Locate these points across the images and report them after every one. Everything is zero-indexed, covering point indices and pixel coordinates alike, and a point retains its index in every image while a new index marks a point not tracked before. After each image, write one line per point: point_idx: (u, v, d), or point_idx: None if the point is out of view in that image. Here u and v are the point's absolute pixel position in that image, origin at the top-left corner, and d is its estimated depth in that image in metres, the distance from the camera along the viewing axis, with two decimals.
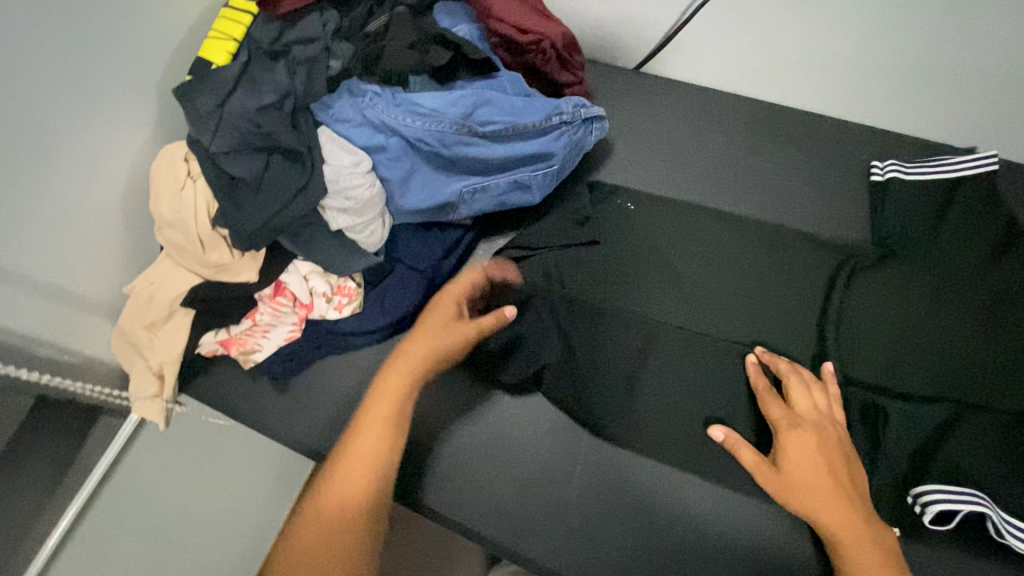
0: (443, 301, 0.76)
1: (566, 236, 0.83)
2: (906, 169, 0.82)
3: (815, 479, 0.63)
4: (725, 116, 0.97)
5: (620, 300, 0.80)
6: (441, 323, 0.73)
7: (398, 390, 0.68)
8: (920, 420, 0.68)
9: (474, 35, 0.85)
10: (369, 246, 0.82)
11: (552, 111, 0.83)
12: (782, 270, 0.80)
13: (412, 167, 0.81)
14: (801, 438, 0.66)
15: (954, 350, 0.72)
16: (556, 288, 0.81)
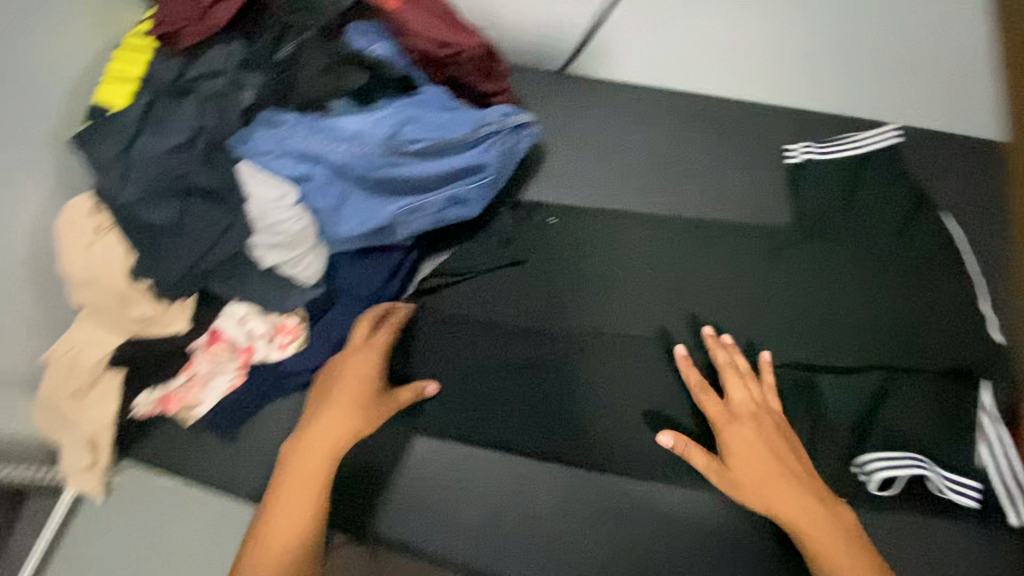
0: (352, 365, 0.74)
1: (501, 258, 0.85)
2: (820, 152, 0.85)
3: (760, 468, 0.67)
4: (650, 110, 0.96)
5: (558, 320, 0.81)
6: (354, 393, 0.72)
7: (318, 467, 0.68)
8: (851, 388, 0.73)
9: (392, 53, 0.82)
10: (308, 279, 0.79)
11: (479, 122, 0.82)
12: (712, 261, 0.83)
13: (342, 193, 0.78)
14: (741, 433, 0.69)
15: (881, 316, 0.76)
16: (498, 310, 0.82)
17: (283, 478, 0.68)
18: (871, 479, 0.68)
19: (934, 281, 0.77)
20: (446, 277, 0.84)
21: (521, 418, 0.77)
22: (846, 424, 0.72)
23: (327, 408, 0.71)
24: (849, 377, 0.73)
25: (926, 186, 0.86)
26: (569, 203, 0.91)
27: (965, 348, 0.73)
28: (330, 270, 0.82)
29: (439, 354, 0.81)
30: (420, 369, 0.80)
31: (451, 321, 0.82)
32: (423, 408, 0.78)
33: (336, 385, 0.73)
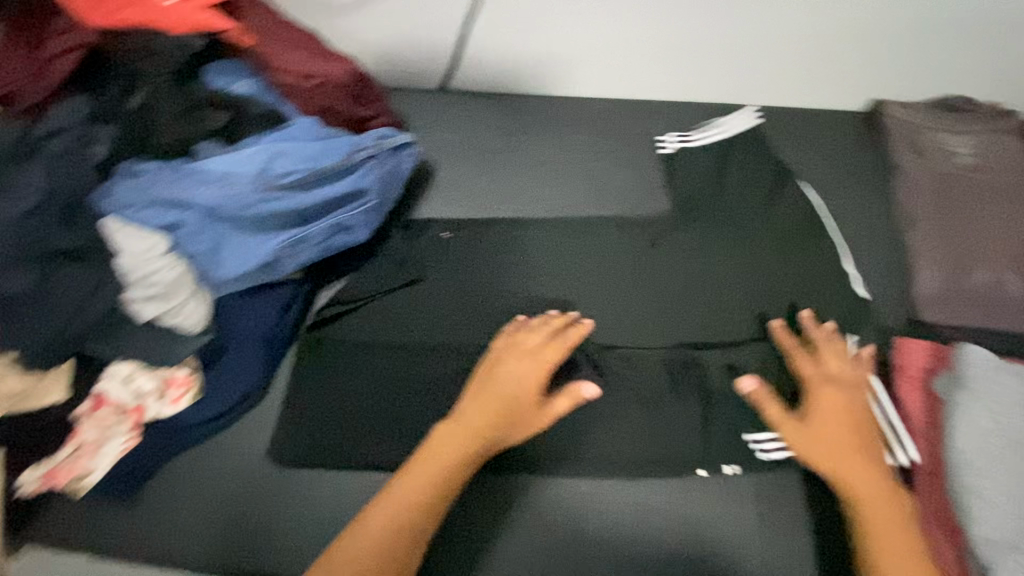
0: (524, 354, 0.74)
1: (394, 278, 0.85)
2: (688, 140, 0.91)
3: (839, 436, 0.67)
4: (529, 120, 0.98)
5: (454, 333, 0.82)
6: (518, 387, 0.72)
7: (449, 462, 0.68)
8: (728, 364, 0.76)
9: (257, 89, 0.82)
10: (192, 327, 0.76)
11: (353, 148, 0.82)
12: (601, 257, 0.85)
13: (218, 235, 0.76)
14: (827, 393, 0.70)
15: (757, 289, 0.80)
16: (396, 332, 0.82)
17: (416, 462, 0.68)
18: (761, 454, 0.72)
19: (804, 249, 0.81)
20: (337, 306, 0.83)
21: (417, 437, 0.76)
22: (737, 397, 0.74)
23: (479, 396, 0.72)
24: (732, 349, 0.77)
25: (786, 162, 0.91)
26: (466, 217, 0.91)
27: (835, 308, 0.78)
28: (218, 317, 0.79)
29: (332, 381, 0.79)
30: (322, 404, 0.78)
31: (350, 349, 0.81)
32: (313, 438, 0.76)
33: (492, 372, 0.73)
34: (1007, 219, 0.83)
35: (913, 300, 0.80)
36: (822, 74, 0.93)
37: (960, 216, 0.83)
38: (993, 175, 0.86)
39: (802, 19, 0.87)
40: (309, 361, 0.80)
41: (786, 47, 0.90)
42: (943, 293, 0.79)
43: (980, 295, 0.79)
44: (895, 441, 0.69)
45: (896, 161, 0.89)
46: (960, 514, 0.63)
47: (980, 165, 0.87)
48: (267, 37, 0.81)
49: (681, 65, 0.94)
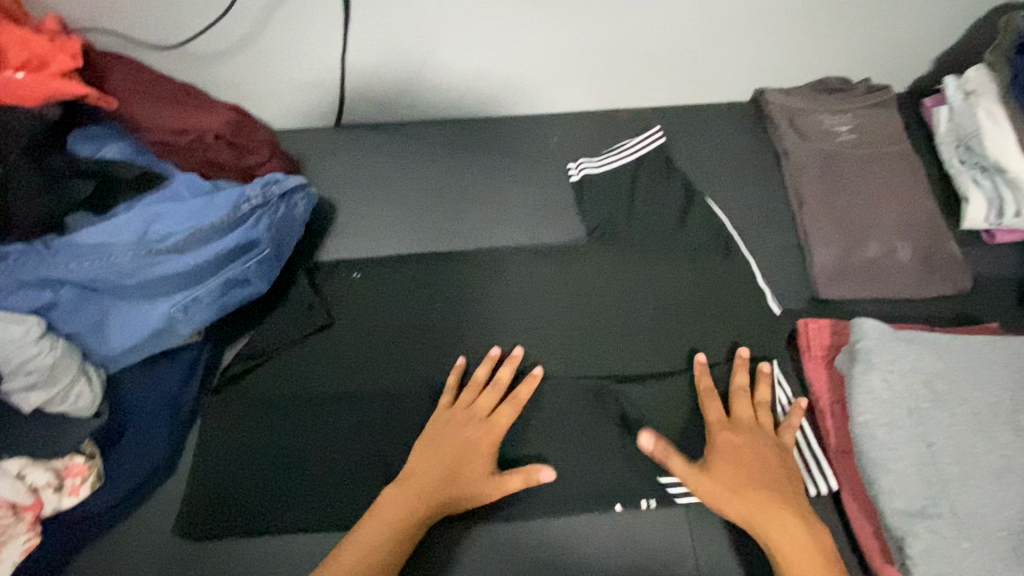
0: (468, 418, 0.72)
1: (300, 328, 0.81)
2: (595, 167, 0.90)
3: (742, 477, 0.64)
4: (428, 147, 0.98)
5: (368, 378, 0.79)
6: (463, 450, 0.69)
7: (430, 483, 0.67)
8: (643, 394, 0.75)
9: (129, 152, 0.79)
10: (84, 411, 0.71)
11: (238, 200, 0.78)
12: (509, 283, 0.84)
13: (99, 308, 0.73)
14: (739, 447, 0.67)
15: (663, 293, 0.81)
16: (308, 386, 0.78)
17: (352, 540, 0.63)
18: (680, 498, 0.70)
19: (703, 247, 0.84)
20: (243, 364, 0.80)
21: (338, 487, 0.73)
22: (658, 428, 0.73)
23: (423, 462, 0.69)
24: (642, 361, 0.77)
25: (679, 161, 0.94)
26: (372, 255, 0.89)
27: (740, 300, 0.80)
28: (112, 393, 0.75)
29: (244, 446, 0.75)
30: (237, 475, 0.74)
31: (260, 409, 0.77)
32: (224, 512, 0.72)
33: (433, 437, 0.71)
34: (891, 190, 0.86)
35: (812, 279, 0.83)
36: (709, 71, 0.94)
37: (846, 194, 0.86)
38: (874, 150, 0.90)
39: (686, 23, 0.87)
40: (217, 426, 0.76)
41: (668, 49, 0.90)
42: (840, 269, 0.82)
43: (873, 267, 0.81)
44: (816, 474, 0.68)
45: (783, 147, 0.92)
46: (874, 489, 0.64)
47: (860, 142, 0.90)
48: (134, 96, 0.79)
49: (570, 76, 0.94)
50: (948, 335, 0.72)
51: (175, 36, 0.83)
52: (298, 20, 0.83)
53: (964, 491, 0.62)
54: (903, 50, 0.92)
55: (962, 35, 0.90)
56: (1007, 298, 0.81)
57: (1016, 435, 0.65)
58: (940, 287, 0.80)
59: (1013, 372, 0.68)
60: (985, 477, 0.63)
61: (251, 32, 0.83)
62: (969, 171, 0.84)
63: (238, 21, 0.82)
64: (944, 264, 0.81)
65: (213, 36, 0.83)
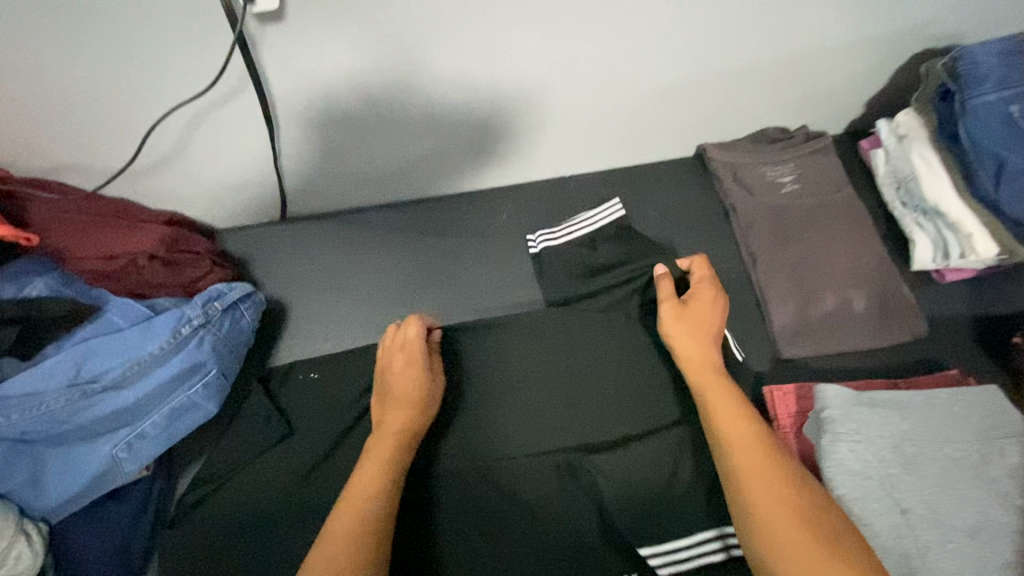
0: (409, 336, 0.76)
1: (258, 438, 0.78)
2: (553, 237, 0.90)
3: (697, 340, 0.70)
4: (377, 234, 0.96)
5: (331, 486, 0.74)
6: (418, 366, 0.73)
7: (409, 412, 0.70)
8: (618, 465, 0.71)
9: (56, 286, 0.73)
10: (27, 571, 0.65)
11: (177, 323, 0.74)
12: (468, 359, 0.81)
13: (35, 460, 0.69)
14: (696, 310, 0.73)
15: (620, 353, 0.80)
16: (268, 499, 0.74)
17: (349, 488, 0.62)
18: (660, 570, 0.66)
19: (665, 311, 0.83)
20: (199, 488, 0.75)
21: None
22: (636, 497, 0.69)
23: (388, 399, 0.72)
24: (610, 427, 0.76)
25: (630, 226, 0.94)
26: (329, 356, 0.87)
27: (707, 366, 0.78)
28: (57, 547, 0.71)
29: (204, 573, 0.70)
30: None
31: (217, 531, 0.72)
32: None
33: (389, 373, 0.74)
34: (839, 237, 0.87)
35: (773, 338, 0.83)
36: (652, 133, 0.94)
37: (796, 246, 0.87)
38: (818, 198, 0.91)
39: (622, 94, 0.87)
40: (175, 553, 0.71)
41: (609, 118, 0.91)
42: (798, 326, 0.82)
43: (830, 321, 0.82)
44: None
45: (731, 202, 0.92)
46: None
47: (805, 191, 0.91)
48: (57, 225, 0.74)
49: (515, 149, 0.93)
50: (909, 392, 0.72)
51: (101, 156, 0.80)
52: (228, 131, 0.80)
53: (940, 557, 0.62)
54: (836, 98, 0.94)
55: (889, 82, 0.92)
56: (964, 337, 0.82)
57: (987, 491, 0.65)
58: (899, 334, 0.81)
59: (975, 426, 0.69)
60: (960, 539, 0.63)
61: (180, 146, 0.81)
62: (911, 214, 0.85)
63: (163, 138, 0.79)
64: (900, 310, 0.82)
65: (141, 154, 0.80)
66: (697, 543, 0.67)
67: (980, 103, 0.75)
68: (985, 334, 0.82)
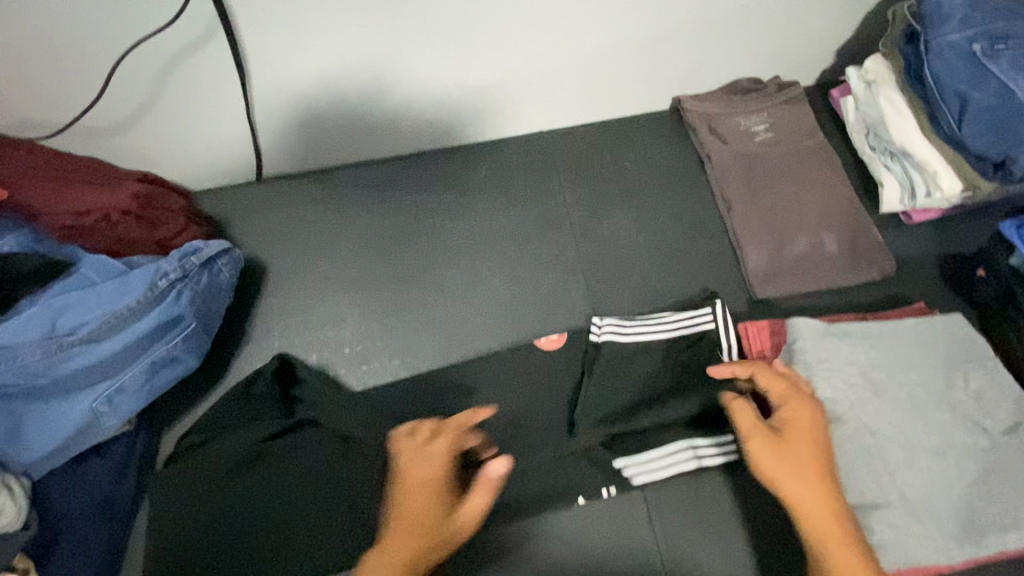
0: (430, 444, 0.60)
1: (259, 405, 0.77)
2: (622, 328, 0.76)
3: (799, 480, 0.56)
4: (356, 193, 0.95)
5: (329, 431, 0.75)
6: (430, 485, 0.57)
7: (410, 531, 0.54)
8: (594, 405, 0.73)
9: (29, 240, 0.72)
10: (10, 524, 0.64)
11: (154, 276, 0.73)
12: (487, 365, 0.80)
13: (14, 414, 0.68)
14: (801, 440, 0.58)
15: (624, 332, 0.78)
16: (262, 445, 0.74)
17: None
18: (631, 477, 0.70)
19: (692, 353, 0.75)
20: (198, 434, 0.75)
21: (308, 549, 0.69)
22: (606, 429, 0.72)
23: (399, 520, 0.55)
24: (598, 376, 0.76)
25: (605, 180, 0.95)
26: (311, 313, 0.87)
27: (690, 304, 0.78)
28: (39, 503, 0.70)
29: (196, 503, 0.71)
30: (192, 531, 0.70)
31: (207, 469, 0.73)
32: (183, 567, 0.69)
33: (406, 485, 0.57)
34: (811, 184, 0.89)
35: (748, 281, 0.85)
36: (627, 86, 0.94)
37: (769, 192, 0.89)
38: (791, 145, 0.92)
39: (594, 48, 0.87)
40: (167, 498, 0.72)
41: (583, 70, 0.90)
42: (772, 269, 0.84)
43: (802, 263, 0.84)
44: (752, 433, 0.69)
45: (706, 152, 0.94)
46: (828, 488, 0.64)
47: (778, 140, 0.93)
48: (24, 180, 0.73)
49: (491, 103, 0.92)
50: (877, 323, 0.74)
51: (62, 111, 0.78)
52: (198, 83, 0.79)
53: (909, 475, 0.65)
54: (807, 48, 0.95)
55: (857, 31, 0.93)
56: (931, 276, 0.84)
57: (952, 413, 0.68)
58: (869, 273, 0.83)
59: (940, 353, 0.71)
60: (926, 458, 0.66)
61: (150, 99, 0.79)
62: (880, 157, 0.86)
63: (131, 88, 0.77)
64: (870, 251, 0.84)
65: (105, 107, 0.78)
66: (671, 452, 0.71)
67: (944, 43, 0.77)
68: (951, 272, 0.84)
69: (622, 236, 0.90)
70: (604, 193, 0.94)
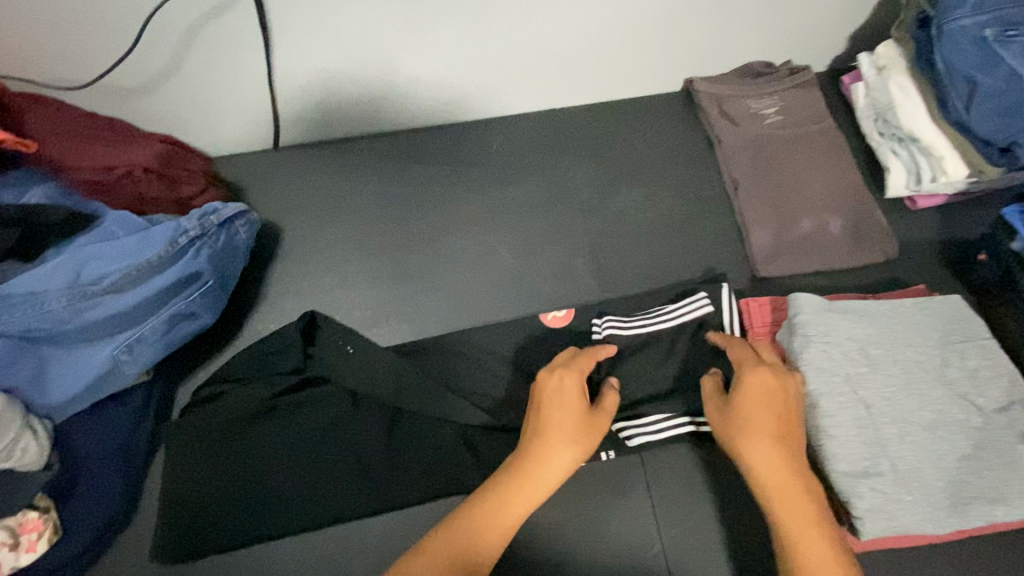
0: (581, 367, 0.66)
1: (277, 364, 0.78)
2: (624, 323, 0.76)
3: (756, 438, 0.59)
4: (369, 163, 0.97)
5: (348, 392, 0.77)
6: (579, 402, 0.62)
7: (565, 444, 0.59)
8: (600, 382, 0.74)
9: (55, 194, 0.75)
10: (32, 463, 0.68)
11: (174, 232, 0.76)
12: (494, 331, 0.82)
13: (39, 359, 0.71)
14: (753, 403, 0.61)
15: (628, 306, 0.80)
16: (279, 401, 0.76)
17: (449, 524, 0.56)
18: (631, 441, 0.72)
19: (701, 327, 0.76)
20: (216, 387, 0.78)
21: (322, 500, 0.72)
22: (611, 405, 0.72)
23: (556, 425, 0.60)
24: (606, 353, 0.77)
25: (614, 158, 0.97)
26: (323, 278, 0.90)
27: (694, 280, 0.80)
28: (60, 444, 0.73)
29: (213, 456, 0.74)
30: (208, 481, 0.73)
31: (228, 424, 0.75)
32: (202, 514, 0.72)
33: (553, 395, 0.63)
34: (819, 167, 0.90)
35: (752, 259, 0.86)
36: (641, 65, 0.96)
37: (776, 174, 0.90)
38: (800, 129, 0.93)
39: (611, 23, 0.88)
40: (186, 448, 0.74)
41: (595, 47, 0.91)
42: (776, 248, 0.85)
43: (805, 243, 0.85)
44: None
45: (715, 132, 0.95)
46: (818, 456, 0.66)
47: (787, 123, 0.94)
48: (54, 136, 0.76)
49: (506, 79, 0.94)
50: (877, 302, 0.75)
51: (91, 71, 0.80)
52: (222, 47, 0.81)
53: (901, 448, 0.66)
54: (820, 33, 0.96)
55: (870, 18, 0.94)
56: (933, 260, 0.85)
57: (947, 391, 0.69)
58: (871, 255, 0.84)
59: (937, 333, 0.73)
60: (918, 432, 0.67)
61: (173, 61, 0.81)
62: (887, 143, 0.87)
63: (156, 50, 0.80)
64: (873, 233, 0.85)
65: (132, 68, 0.81)
66: (670, 420, 0.72)
67: (955, 28, 0.77)
68: (953, 257, 0.85)
69: (630, 213, 0.92)
70: (613, 171, 0.96)
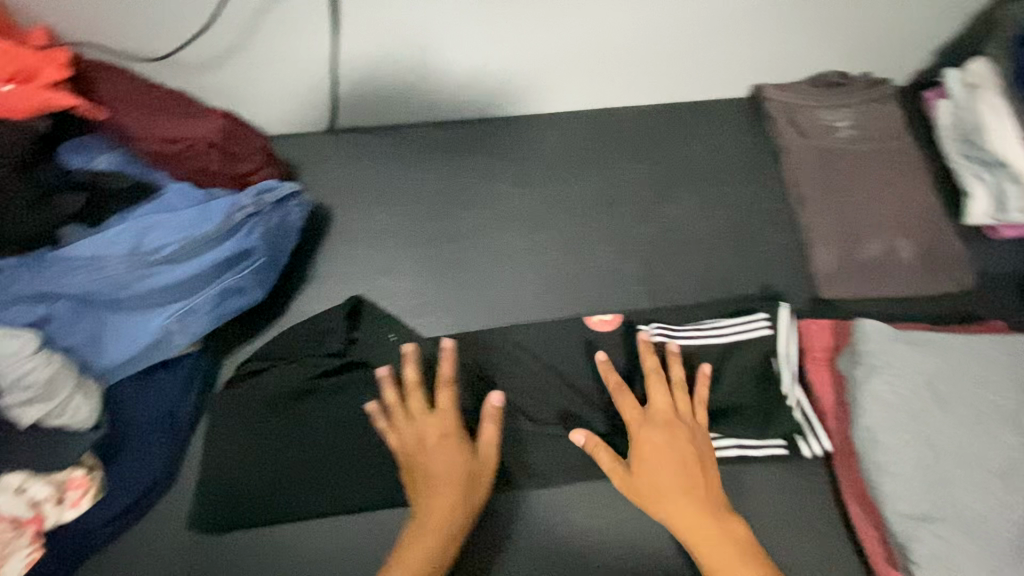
0: (445, 411, 0.70)
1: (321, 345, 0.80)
2: (673, 332, 0.74)
3: (666, 479, 0.61)
4: (420, 152, 0.96)
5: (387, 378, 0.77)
6: (458, 448, 0.67)
7: (454, 493, 0.64)
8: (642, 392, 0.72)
9: (120, 162, 0.78)
10: (84, 422, 0.70)
11: (232, 207, 0.77)
12: (538, 332, 0.80)
13: (96, 321, 0.73)
14: (654, 451, 0.62)
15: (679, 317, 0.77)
16: (320, 382, 0.77)
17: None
18: None
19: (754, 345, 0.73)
20: (260, 362, 0.79)
21: (358, 484, 0.72)
22: None
23: (444, 480, 0.65)
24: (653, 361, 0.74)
25: (672, 164, 0.93)
26: (368, 264, 0.90)
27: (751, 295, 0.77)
28: (111, 405, 0.75)
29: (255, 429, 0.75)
30: (247, 454, 0.73)
31: (269, 399, 0.76)
32: (240, 486, 0.72)
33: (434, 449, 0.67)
34: (894, 187, 0.85)
35: (813, 279, 0.82)
36: (708, 67, 0.92)
37: (845, 192, 0.85)
38: (873, 146, 0.89)
39: (680, 21, 0.85)
40: (229, 420, 0.75)
41: (660, 46, 0.88)
42: (839, 270, 0.81)
43: (872, 266, 0.81)
44: (809, 432, 0.70)
45: (782, 142, 0.91)
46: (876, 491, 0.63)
47: (860, 139, 0.89)
48: (125, 104, 0.77)
49: (566, 73, 0.92)
50: (949, 335, 0.71)
51: (163, 42, 0.81)
52: (290, 25, 0.81)
53: (967, 491, 0.62)
54: (904, 45, 0.90)
55: (959, 31, 0.89)
56: (1010, 294, 0.80)
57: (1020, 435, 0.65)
58: (941, 285, 0.80)
59: (1012, 373, 0.68)
60: (987, 477, 0.63)
61: (241, 36, 0.82)
62: (971, 167, 0.83)
63: (226, 25, 0.80)
64: (946, 262, 0.81)
65: (201, 41, 0.82)
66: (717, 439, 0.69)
67: None
68: None
69: (684, 221, 0.89)
70: (670, 176, 0.92)
